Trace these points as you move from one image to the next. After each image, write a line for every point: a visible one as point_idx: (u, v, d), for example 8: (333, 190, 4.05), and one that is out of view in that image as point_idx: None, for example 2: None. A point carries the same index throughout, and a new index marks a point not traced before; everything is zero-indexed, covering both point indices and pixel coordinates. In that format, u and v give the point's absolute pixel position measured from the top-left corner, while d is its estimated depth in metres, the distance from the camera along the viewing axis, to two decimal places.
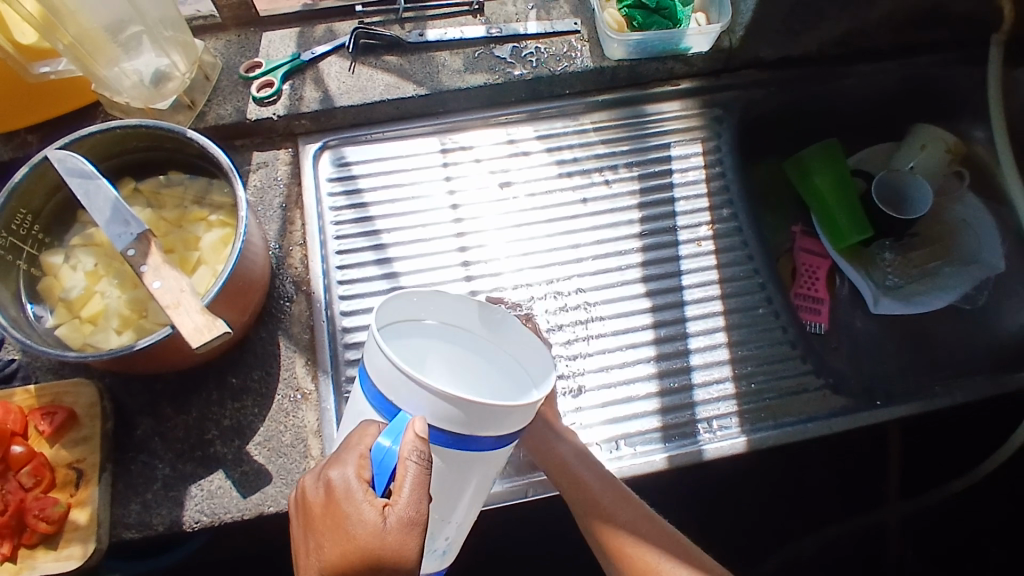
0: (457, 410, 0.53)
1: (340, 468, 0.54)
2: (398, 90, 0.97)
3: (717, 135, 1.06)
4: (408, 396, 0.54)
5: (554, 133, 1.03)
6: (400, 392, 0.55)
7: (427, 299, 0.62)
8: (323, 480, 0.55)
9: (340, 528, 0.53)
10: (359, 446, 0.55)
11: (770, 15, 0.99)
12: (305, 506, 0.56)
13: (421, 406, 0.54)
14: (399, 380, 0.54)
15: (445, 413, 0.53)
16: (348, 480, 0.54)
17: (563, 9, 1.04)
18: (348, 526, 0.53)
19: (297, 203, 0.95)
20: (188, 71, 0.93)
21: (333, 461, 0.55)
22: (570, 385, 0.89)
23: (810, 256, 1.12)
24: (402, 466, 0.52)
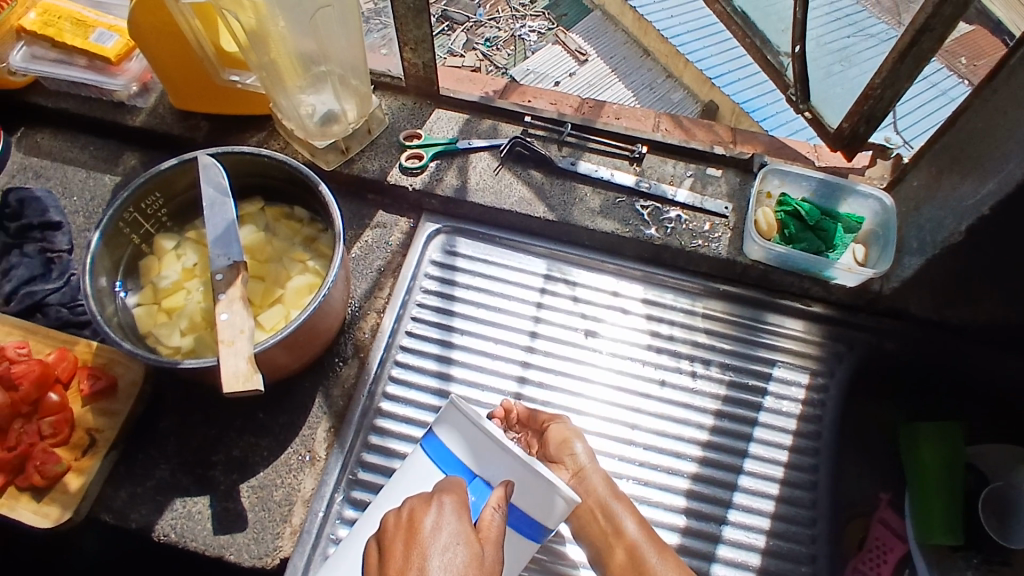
0: (535, 485, 0.62)
1: (449, 496, 0.58)
2: (529, 206, 0.98)
3: (829, 372, 0.97)
4: (490, 461, 0.63)
5: (661, 302, 0.98)
6: (482, 457, 0.63)
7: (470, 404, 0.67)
8: (432, 502, 0.57)
9: (442, 544, 0.54)
10: (457, 485, 0.60)
11: (932, 279, 0.89)
12: (397, 522, 0.57)
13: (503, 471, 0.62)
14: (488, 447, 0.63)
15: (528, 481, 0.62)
16: (454, 507, 0.57)
17: (720, 188, 1.01)
18: (450, 546, 0.54)
19: (393, 271, 0.98)
20: (355, 121, 0.99)
21: (437, 491, 0.59)
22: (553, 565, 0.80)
23: (886, 531, 0.90)
24: (491, 513, 0.59)
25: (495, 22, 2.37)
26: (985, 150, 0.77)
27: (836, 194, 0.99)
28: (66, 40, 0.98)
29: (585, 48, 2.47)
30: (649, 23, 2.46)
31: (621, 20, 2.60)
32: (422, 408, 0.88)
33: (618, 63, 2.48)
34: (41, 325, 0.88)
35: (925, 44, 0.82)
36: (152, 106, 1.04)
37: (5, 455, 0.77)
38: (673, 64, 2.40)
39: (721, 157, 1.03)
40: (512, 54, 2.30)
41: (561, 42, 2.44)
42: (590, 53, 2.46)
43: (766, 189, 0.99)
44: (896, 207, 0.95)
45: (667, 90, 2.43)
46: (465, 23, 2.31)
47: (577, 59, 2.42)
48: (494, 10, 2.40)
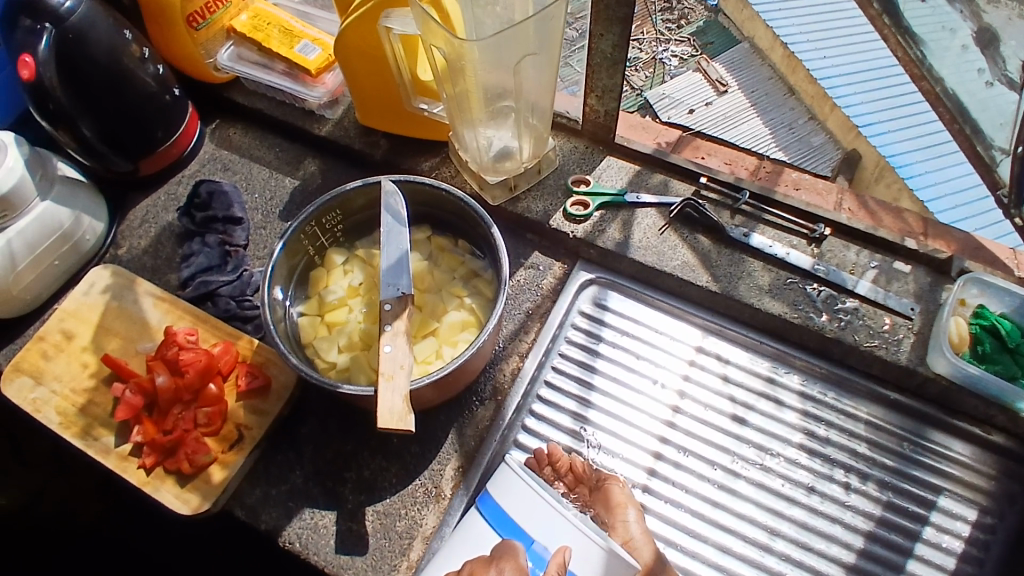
0: (593, 552, 0.61)
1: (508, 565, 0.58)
2: (692, 273, 0.94)
3: (1005, 514, 0.85)
4: (544, 529, 0.62)
5: (820, 399, 0.91)
6: (536, 524, 0.63)
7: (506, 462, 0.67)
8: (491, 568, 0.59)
9: None
10: (517, 551, 0.60)
11: None
12: None
13: (558, 538, 0.62)
14: (542, 511, 0.63)
15: (587, 550, 0.61)
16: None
17: (907, 285, 0.92)
18: None
19: (541, 316, 0.96)
20: (527, 161, 0.98)
21: (497, 558, 0.59)
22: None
23: None
24: None
25: (637, 43, 2.22)
26: None
27: None
28: (273, 47, 1.03)
29: (727, 79, 2.18)
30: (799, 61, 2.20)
31: (768, 56, 2.27)
32: None
33: (758, 98, 2.18)
34: (210, 314, 0.93)
35: None
36: (338, 118, 1.09)
37: (161, 437, 0.83)
38: (818, 105, 2.23)
39: (912, 251, 0.94)
40: (649, 76, 2.13)
41: (702, 70, 2.17)
42: (731, 84, 2.17)
43: (961, 296, 0.90)
44: None
45: (806, 133, 2.18)
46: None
47: (715, 89, 2.13)
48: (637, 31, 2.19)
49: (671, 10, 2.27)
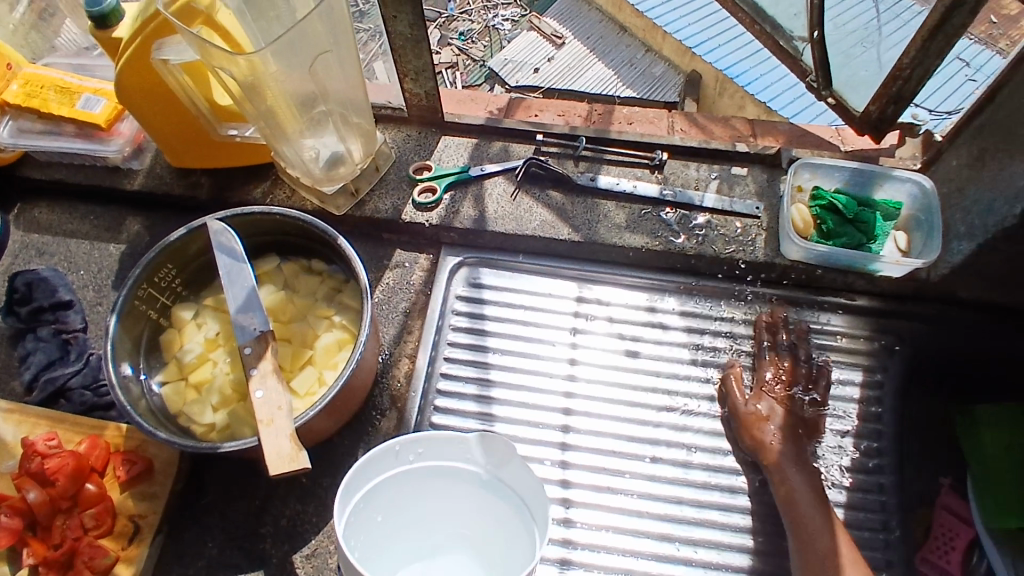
0: None
1: None
2: (553, 230, 0.94)
3: (887, 368, 0.93)
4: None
5: (700, 313, 0.95)
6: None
7: (409, 447, 0.67)
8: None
9: None
10: None
11: (983, 261, 0.85)
12: None
13: None
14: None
15: None
16: None
17: (748, 187, 0.97)
18: None
19: (420, 311, 0.94)
20: (361, 161, 0.95)
21: None
22: (600, 537, 0.82)
23: (951, 517, 0.88)
24: None
25: (467, 15, 2.20)
26: None
27: (870, 181, 0.95)
28: (53, 111, 0.93)
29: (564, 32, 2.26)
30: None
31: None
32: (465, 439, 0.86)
33: (595, 43, 2.28)
34: (65, 413, 0.84)
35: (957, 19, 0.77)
36: (149, 167, 1.01)
37: (52, 553, 0.74)
38: (649, 39, 2.30)
39: (744, 154, 0.99)
40: (488, 46, 2.14)
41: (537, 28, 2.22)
42: (567, 36, 2.24)
43: (797, 184, 0.95)
44: (937, 189, 0.92)
45: (646, 65, 2.27)
46: (436, 19, 2.17)
47: (554, 43, 2.20)
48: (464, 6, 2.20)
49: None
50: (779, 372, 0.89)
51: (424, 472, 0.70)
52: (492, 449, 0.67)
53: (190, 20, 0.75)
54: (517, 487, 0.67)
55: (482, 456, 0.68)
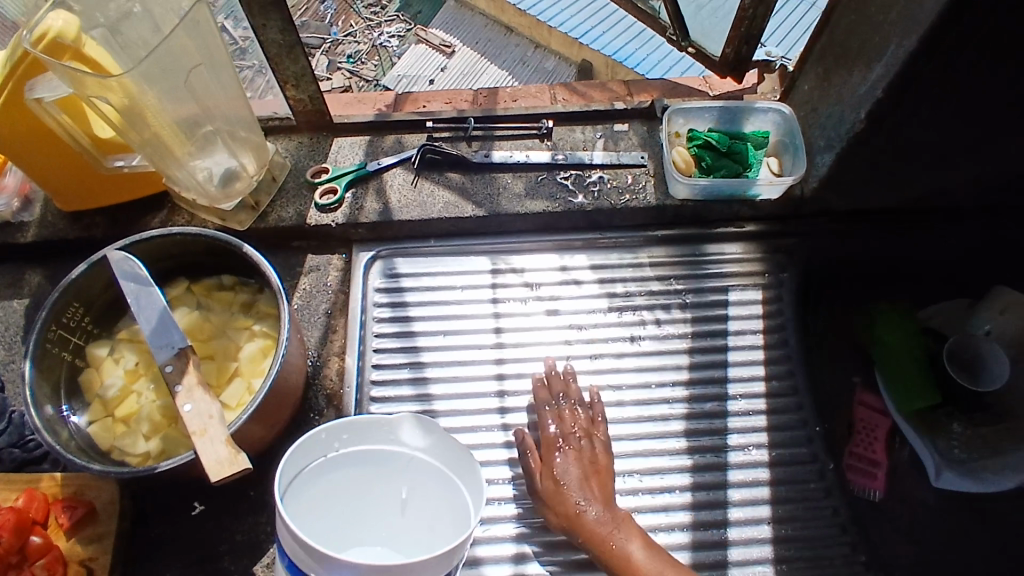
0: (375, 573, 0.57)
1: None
2: (457, 209, 0.97)
3: (783, 282, 1.03)
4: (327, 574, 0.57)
5: (609, 264, 1.00)
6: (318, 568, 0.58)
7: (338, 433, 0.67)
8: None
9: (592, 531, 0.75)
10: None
11: (845, 171, 0.94)
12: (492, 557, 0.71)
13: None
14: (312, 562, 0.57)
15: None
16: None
17: (632, 140, 1.03)
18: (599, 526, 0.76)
19: (341, 310, 0.95)
20: (256, 173, 0.95)
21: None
22: None
23: (868, 412, 1.06)
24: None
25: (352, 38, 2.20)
26: (866, 39, 0.83)
27: (738, 116, 1.03)
28: None
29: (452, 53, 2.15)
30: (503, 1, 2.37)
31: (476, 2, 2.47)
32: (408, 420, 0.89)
33: (485, 46, 2.36)
34: None
35: None
36: (37, 216, 0.97)
37: None
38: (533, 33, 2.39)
39: (623, 111, 1.06)
40: (379, 65, 2.15)
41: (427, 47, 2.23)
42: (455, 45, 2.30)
43: (674, 130, 1.03)
44: (795, 114, 1.01)
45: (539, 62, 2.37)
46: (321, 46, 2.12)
47: (443, 53, 2.25)
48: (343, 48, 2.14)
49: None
50: (575, 422, 0.85)
51: (351, 464, 0.71)
52: (415, 427, 0.68)
53: (58, 54, 0.75)
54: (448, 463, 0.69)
55: (412, 436, 0.69)
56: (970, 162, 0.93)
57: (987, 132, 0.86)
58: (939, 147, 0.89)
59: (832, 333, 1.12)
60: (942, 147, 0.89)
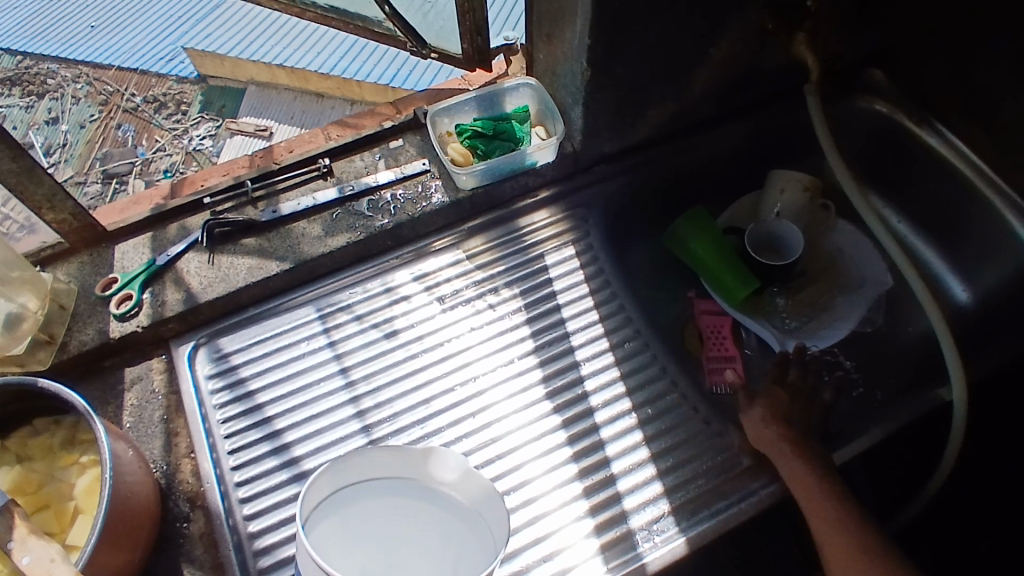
0: None
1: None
2: (262, 270, 0.96)
3: (590, 231, 1.10)
4: None
5: (430, 271, 1.03)
6: None
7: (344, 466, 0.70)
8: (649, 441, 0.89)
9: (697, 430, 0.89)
10: None
11: (599, 116, 1.03)
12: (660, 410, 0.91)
13: None
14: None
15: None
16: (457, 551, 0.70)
17: (410, 152, 1.07)
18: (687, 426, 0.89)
19: (178, 410, 0.91)
20: (40, 307, 0.91)
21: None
22: None
23: (711, 317, 1.17)
24: None
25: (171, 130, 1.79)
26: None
27: (496, 100, 1.10)
28: None
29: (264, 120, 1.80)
30: None
31: None
32: (281, 489, 0.86)
33: None
34: None
35: None
36: None
37: None
38: None
39: (395, 128, 1.09)
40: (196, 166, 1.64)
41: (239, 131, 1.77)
42: None
43: (444, 130, 1.08)
44: (542, 82, 1.08)
45: None
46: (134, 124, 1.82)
47: None
48: (151, 141, 1.76)
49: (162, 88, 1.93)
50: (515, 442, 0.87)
51: (395, 495, 0.76)
52: (456, 464, 0.72)
53: None
54: (475, 498, 0.73)
55: (440, 465, 0.73)
56: (696, 73, 1.04)
57: (694, 41, 0.97)
58: (665, 68, 1.00)
59: (655, 262, 1.23)
60: (667, 67, 0.99)
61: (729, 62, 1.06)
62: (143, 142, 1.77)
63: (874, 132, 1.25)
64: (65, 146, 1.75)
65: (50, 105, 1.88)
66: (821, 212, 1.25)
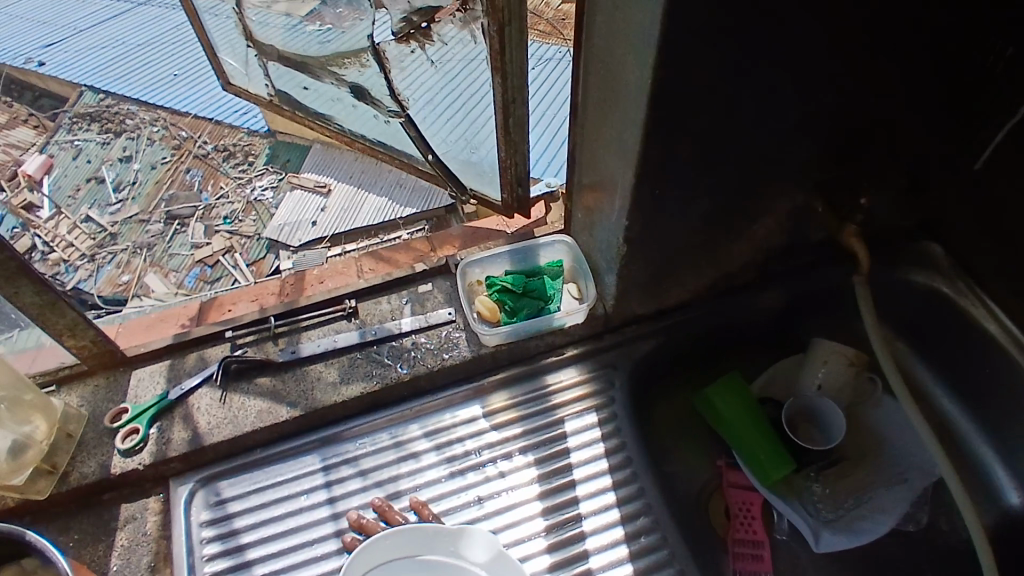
0: None
1: None
2: (272, 414, 0.94)
3: (616, 398, 1.03)
4: None
5: (443, 427, 0.99)
6: None
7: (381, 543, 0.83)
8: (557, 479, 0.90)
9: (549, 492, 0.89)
10: None
11: (634, 283, 0.99)
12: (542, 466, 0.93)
13: None
14: None
15: None
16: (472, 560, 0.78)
17: (437, 298, 1.06)
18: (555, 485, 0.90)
19: (165, 559, 0.88)
20: (46, 438, 0.88)
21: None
22: None
23: (739, 492, 1.07)
24: None
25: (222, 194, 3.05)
26: (604, 172, 0.89)
27: (530, 253, 1.09)
28: None
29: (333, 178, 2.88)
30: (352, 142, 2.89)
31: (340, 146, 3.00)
32: None
33: (360, 181, 2.80)
34: None
35: (518, 111, 0.94)
36: None
37: None
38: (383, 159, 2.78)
39: (425, 271, 1.08)
40: (255, 217, 2.87)
41: (300, 185, 2.91)
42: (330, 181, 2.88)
43: (474, 278, 1.07)
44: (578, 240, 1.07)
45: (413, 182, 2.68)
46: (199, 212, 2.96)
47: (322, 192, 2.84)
48: (215, 188, 3.09)
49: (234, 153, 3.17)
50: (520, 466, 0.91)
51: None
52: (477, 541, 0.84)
53: None
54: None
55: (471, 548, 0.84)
56: (739, 246, 1.00)
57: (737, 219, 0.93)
58: (705, 242, 0.96)
59: (685, 424, 1.14)
60: (707, 241, 0.96)
61: (773, 236, 1.02)
62: (208, 187, 3.12)
63: (922, 309, 1.13)
64: (135, 187, 3.19)
65: (126, 144, 3.41)
66: (865, 385, 1.18)
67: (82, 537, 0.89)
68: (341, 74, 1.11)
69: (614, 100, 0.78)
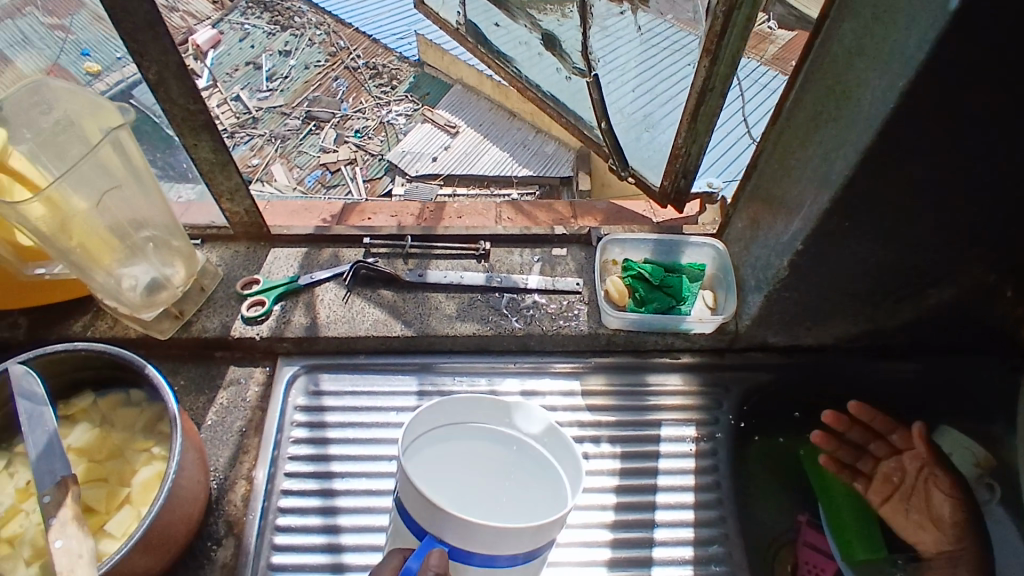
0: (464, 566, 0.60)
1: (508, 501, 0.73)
2: (386, 327, 0.96)
3: (719, 419, 0.99)
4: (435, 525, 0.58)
5: (540, 391, 0.98)
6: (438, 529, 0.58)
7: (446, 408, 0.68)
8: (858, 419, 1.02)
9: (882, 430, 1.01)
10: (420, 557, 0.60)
11: (777, 309, 0.93)
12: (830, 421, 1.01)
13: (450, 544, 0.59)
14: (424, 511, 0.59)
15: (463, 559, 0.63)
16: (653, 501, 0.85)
17: (568, 266, 1.05)
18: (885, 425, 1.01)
19: (257, 428, 0.92)
20: (183, 284, 0.95)
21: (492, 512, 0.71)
22: None
23: (815, 555, 0.97)
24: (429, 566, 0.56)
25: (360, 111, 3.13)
26: (787, 187, 0.83)
27: (674, 249, 1.05)
28: None
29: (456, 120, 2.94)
30: (509, 93, 2.90)
31: (483, 89, 3.05)
32: (312, 552, 0.83)
33: (489, 129, 2.84)
34: None
35: (711, 101, 0.90)
36: None
37: None
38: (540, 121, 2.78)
39: (562, 237, 1.08)
40: (384, 140, 2.93)
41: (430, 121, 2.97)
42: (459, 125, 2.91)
43: (610, 258, 1.05)
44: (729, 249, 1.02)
45: (539, 146, 2.73)
46: (334, 121, 3.03)
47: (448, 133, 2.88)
48: (355, 99, 3.18)
49: (382, 75, 3.26)
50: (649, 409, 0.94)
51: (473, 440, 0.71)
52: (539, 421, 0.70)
53: None
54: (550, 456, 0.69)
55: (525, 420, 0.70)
56: (903, 304, 0.92)
57: (916, 274, 0.85)
58: (871, 288, 0.89)
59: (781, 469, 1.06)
60: (873, 288, 0.88)
61: (941, 306, 0.93)
62: (348, 97, 3.20)
63: None
64: (284, 80, 3.31)
65: (289, 39, 3.54)
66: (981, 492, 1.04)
67: (191, 383, 0.95)
68: (535, 18, 1.09)
69: (833, 114, 0.73)
